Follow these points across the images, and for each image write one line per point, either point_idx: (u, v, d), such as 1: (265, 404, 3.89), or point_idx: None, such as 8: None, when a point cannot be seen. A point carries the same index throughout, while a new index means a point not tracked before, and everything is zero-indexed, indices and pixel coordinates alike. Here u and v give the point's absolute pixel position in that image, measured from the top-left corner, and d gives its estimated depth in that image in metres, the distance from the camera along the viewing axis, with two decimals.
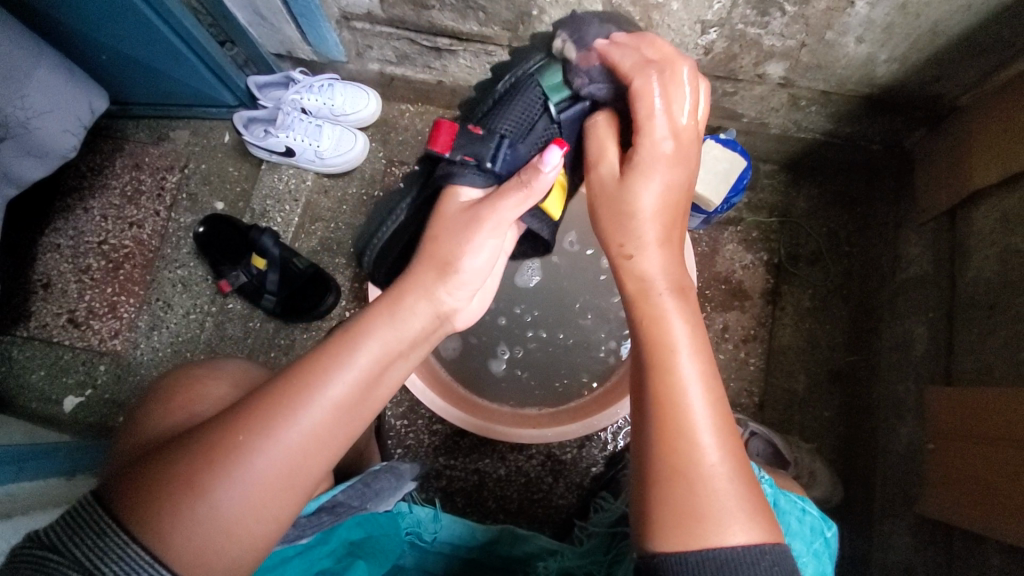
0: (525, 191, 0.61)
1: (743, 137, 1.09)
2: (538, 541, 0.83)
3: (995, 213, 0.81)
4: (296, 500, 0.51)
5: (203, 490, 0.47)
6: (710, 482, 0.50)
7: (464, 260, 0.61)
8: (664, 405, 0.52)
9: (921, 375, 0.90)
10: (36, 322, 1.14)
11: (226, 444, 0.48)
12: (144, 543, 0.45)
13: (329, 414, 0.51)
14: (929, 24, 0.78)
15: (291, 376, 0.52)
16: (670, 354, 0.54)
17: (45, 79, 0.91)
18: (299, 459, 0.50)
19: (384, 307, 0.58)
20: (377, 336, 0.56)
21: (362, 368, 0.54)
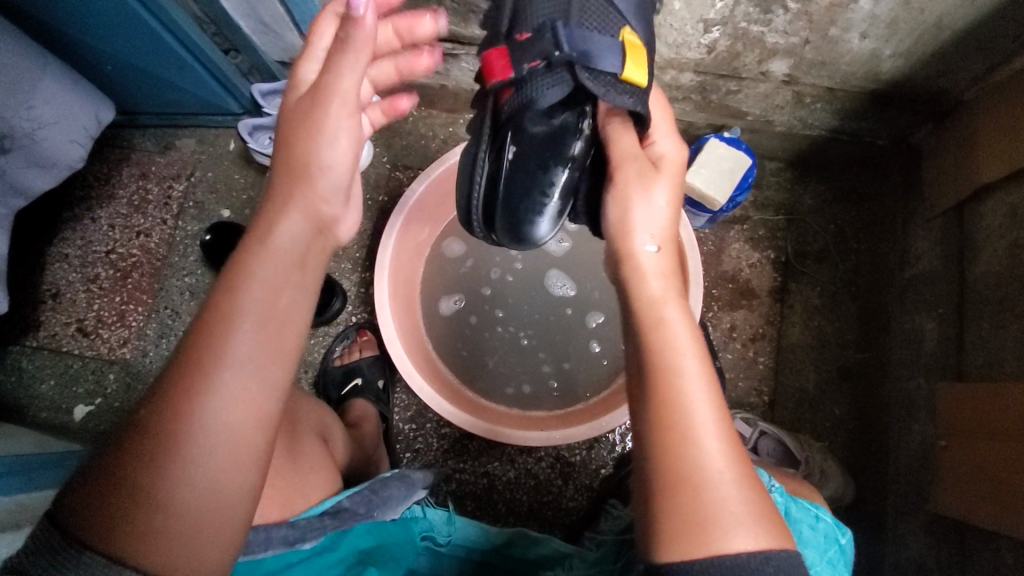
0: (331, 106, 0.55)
1: (748, 135, 1.09)
2: (553, 543, 0.83)
3: (1004, 206, 0.81)
4: (251, 468, 0.48)
5: (144, 489, 0.44)
6: (714, 486, 0.49)
7: (321, 156, 0.56)
8: (673, 410, 0.51)
9: (932, 372, 0.89)
10: (45, 332, 1.15)
11: (136, 420, 0.46)
12: (96, 550, 0.43)
13: (248, 363, 0.48)
14: (933, 19, 0.77)
15: (186, 355, 0.47)
16: (675, 353, 0.53)
17: (51, 90, 0.91)
18: (233, 419, 0.47)
19: (257, 244, 0.52)
20: (267, 269, 0.51)
21: (260, 310, 0.49)
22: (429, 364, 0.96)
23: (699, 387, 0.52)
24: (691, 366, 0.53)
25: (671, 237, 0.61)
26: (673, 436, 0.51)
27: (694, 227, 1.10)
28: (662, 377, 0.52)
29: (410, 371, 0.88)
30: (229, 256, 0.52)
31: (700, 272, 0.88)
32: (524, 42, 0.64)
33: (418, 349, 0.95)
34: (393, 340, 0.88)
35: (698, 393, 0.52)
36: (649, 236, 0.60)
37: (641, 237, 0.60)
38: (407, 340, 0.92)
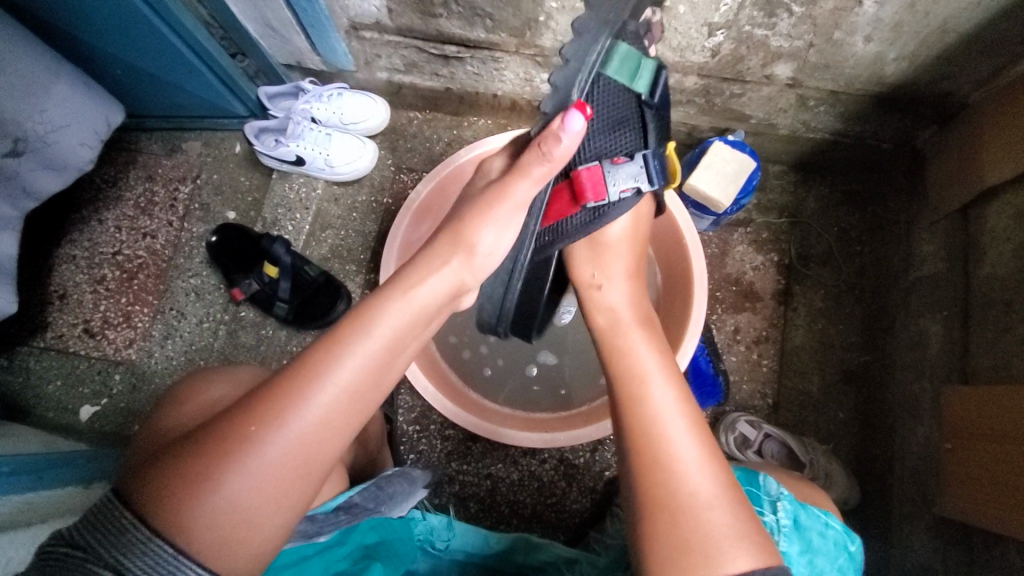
0: (548, 160, 0.68)
1: (751, 138, 1.09)
2: (553, 549, 0.81)
3: (1010, 209, 0.81)
4: (314, 484, 0.52)
5: (217, 486, 0.47)
6: (698, 507, 0.55)
7: (481, 237, 0.67)
8: (648, 438, 0.60)
9: (937, 374, 0.89)
10: (52, 332, 1.16)
11: (235, 430, 0.49)
12: (166, 537, 0.45)
13: (342, 399, 0.53)
14: (938, 22, 0.78)
15: (293, 374, 0.52)
16: (644, 383, 0.64)
17: (63, 94, 0.92)
18: (313, 442, 0.51)
19: (397, 290, 0.60)
20: (392, 322, 0.57)
21: (366, 351, 0.55)
22: (434, 362, 0.96)
23: (669, 411, 0.62)
24: (662, 399, 0.63)
25: (631, 250, 0.79)
26: (654, 459, 0.59)
27: (697, 229, 1.10)
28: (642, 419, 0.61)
29: (418, 378, 0.89)
30: (358, 301, 0.59)
31: (705, 276, 0.88)
32: (624, 165, 0.74)
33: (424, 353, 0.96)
34: None
35: (672, 422, 0.61)
36: (596, 278, 0.76)
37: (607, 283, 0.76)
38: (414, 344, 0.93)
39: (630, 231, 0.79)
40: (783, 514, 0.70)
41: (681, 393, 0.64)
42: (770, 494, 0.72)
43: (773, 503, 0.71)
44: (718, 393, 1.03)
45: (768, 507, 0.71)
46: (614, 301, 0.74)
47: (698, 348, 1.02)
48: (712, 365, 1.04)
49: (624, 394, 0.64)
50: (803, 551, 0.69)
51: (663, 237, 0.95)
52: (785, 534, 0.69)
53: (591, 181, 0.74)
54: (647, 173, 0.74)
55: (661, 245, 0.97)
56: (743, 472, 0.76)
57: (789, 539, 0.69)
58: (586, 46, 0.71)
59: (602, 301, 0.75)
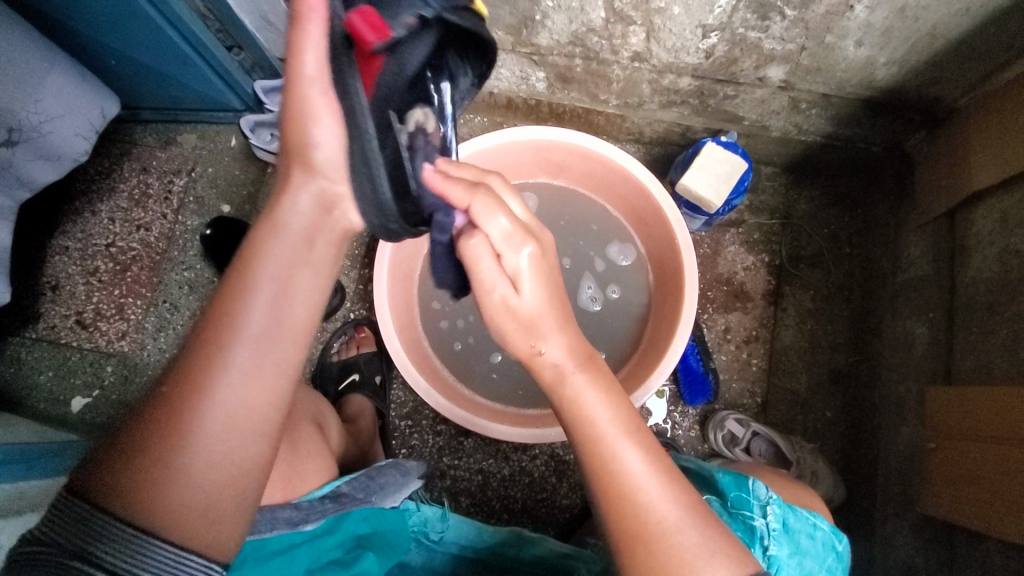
0: (313, 27, 0.49)
1: (744, 140, 1.10)
2: (548, 544, 0.82)
3: (995, 213, 0.82)
4: (257, 435, 0.51)
5: (160, 460, 0.47)
6: (669, 537, 0.53)
7: (316, 133, 0.52)
8: (613, 483, 0.55)
9: (922, 375, 0.91)
10: (44, 323, 1.15)
11: (157, 401, 0.49)
12: (123, 518, 0.45)
13: (251, 343, 0.50)
14: (928, 27, 0.79)
15: (195, 342, 0.50)
16: (598, 430, 0.56)
17: (59, 84, 0.92)
18: (243, 397, 0.50)
19: (268, 225, 0.54)
20: (276, 254, 0.53)
21: (269, 296, 0.52)
22: (427, 358, 0.97)
23: (626, 447, 0.56)
24: (619, 439, 0.56)
25: (553, 287, 0.57)
26: (623, 508, 0.54)
27: (690, 230, 1.11)
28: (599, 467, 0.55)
29: (408, 369, 0.89)
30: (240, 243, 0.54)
31: (695, 274, 0.89)
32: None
33: (416, 350, 0.96)
34: (393, 336, 0.90)
35: (632, 460, 0.55)
36: (534, 345, 0.56)
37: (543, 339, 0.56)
38: (405, 337, 0.94)
39: (542, 253, 0.56)
40: (773, 518, 0.70)
41: (633, 430, 0.57)
42: (759, 498, 0.71)
43: (762, 508, 0.70)
44: (708, 390, 1.05)
45: (757, 512, 0.70)
46: (558, 359, 0.56)
47: (689, 346, 1.04)
48: (702, 363, 1.05)
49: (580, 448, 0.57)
50: (792, 554, 0.69)
51: (655, 237, 0.96)
52: (776, 538, 0.69)
53: (369, 24, 0.49)
54: None
55: (654, 244, 0.97)
56: (731, 476, 0.75)
57: (779, 542, 0.69)
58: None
59: (549, 363, 0.57)
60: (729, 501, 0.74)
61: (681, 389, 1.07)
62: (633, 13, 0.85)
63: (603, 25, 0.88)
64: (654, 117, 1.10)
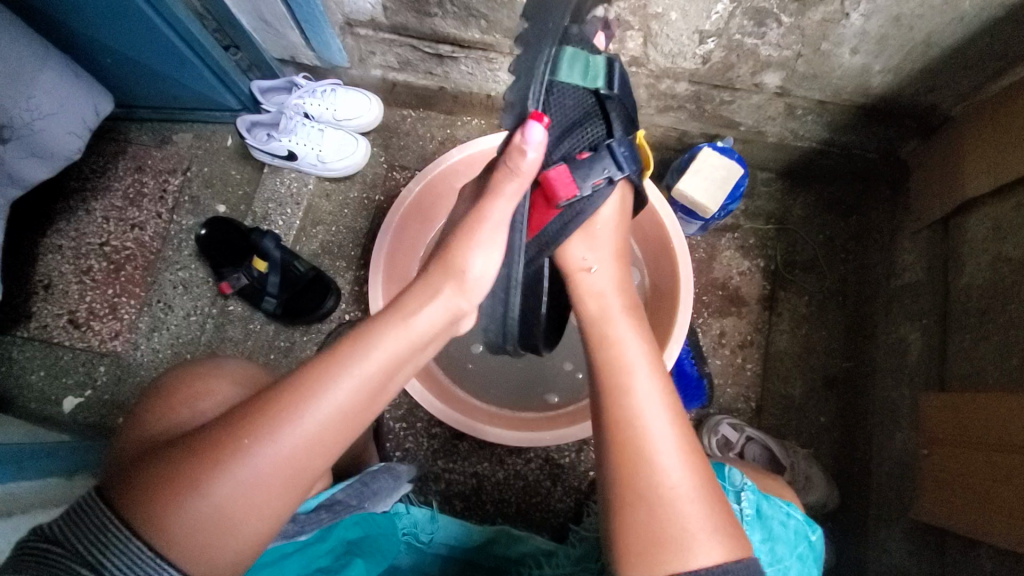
0: (516, 175, 0.64)
1: (740, 145, 1.11)
2: (533, 541, 0.84)
3: (988, 221, 0.83)
4: (302, 489, 0.52)
5: (202, 489, 0.47)
6: (672, 500, 0.56)
7: (472, 259, 0.62)
8: (628, 428, 0.60)
9: (915, 381, 0.91)
10: (36, 322, 1.15)
11: (221, 431, 0.49)
12: (144, 539, 0.46)
13: (335, 417, 0.52)
14: (922, 36, 0.79)
15: (291, 385, 0.51)
16: (628, 371, 0.63)
17: (52, 81, 0.92)
18: (304, 454, 0.51)
19: (393, 306, 0.58)
20: (391, 348, 0.55)
21: (369, 375, 0.53)
22: (422, 360, 0.97)
23: (652, 399, 0.61)
24: (645, 389, 0.62)
25: (616, 232, 0.76)
26: (632, 451, 0.58)
27: (685, 234, 1.12)
28: (619, 413, 0.61)
29: (408, 378, 0.90)
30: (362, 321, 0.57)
31: (691, 279, 0.89)
32: (586, 161, 0.71)
33: None
34: None
35: (653, 411, 0.60)
36: (584, 262, 0.73)
37: (591, 269, 0.73)
38: None
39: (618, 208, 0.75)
40: (747, 504, 0.72)
41: (664, 386, 0.63)
42: (734, 484, 0.73)
43: (737, 494, 0.72)
44: (703, 396, 1.05)
45: (731, 497, 0.72)
46: (600, 287, 0.71)
47: (684, 350, 1.04)
48: (696, 367, 1.06)
49: (606, 386, 0.63)
50: (763, 540, 0.71)
51: (654, 250, 0.96)
52: (748, 522, 0.71)
53: (562, 182, 0.70)
54: (615, 160, 0.72)
55: (652, 254, 0.97)
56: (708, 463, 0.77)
57: (752, 527, 0.71)
58: (533, 59, 0.68)
59: (589, 286, 0.72)
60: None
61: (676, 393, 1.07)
62: (630, 18, 0.85)
63: None
64: (650, 121, 1.11)
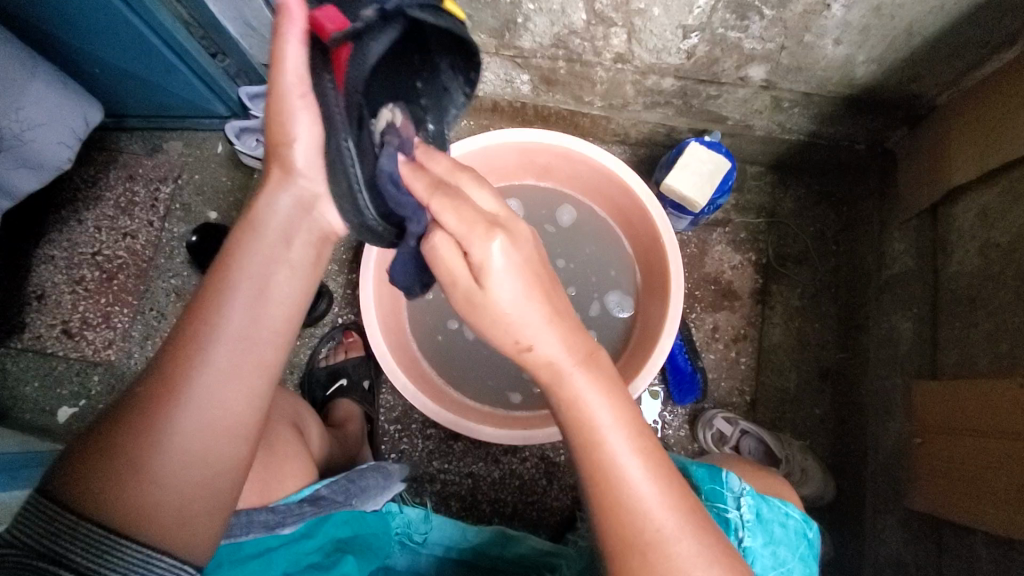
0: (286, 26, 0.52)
1: (729, 139, 1.11)
2: (530, 542, 0.81)
3: (975, 208, 0.83)
4: (239, 436, 0.53)
5: (136, 461, 0.49)
6: (661, 543, 0.51)
7: (293, 145, 0.56)
8: (609, 489, 0.52)
9: (908, 370, 0.91)
10: (30, 333, 1.15)
11: (130, 401, 0.51)
12: (95, 520, 0.47)
13: (225, 350, 0.52)
14: (904, 25, 0.80)
15: (173, 346, 0.52)
16: (594, 431, 0.52)
17: (39, 92, 0.92)
18: (217, 401, 0.52)
19: (248, 230, 0.57)
20: (252, 267, 0.55)
21: (246, 301, 0.54)
22: (414, 360, 0.97)
23: (622, 446, 0.52)
24: (617, 445, 0.52)
25: (535, 272, 0.50)
26: (617, 508, 0.52)
27: (676, 230, 1.12)
28: (599, 478, 0.52)
29: (395, 371, 0.90)
30: (215, 256, 0.56)
31: (681, 273, 0.89)
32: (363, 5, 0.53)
33: (405, 353, 0.96)
34: (379, 339, 0.90)
35: (630, 464, 0.52)
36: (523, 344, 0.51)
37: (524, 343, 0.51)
38: (391, 337, 0.94)
39: (515, 243, 0.49)
40: (747, 510, 0.70)
41: (633, 434, 0.53)
42: (733, 490, 0.71)
43: (736, 500, 0.70)
44: (696, 389, 1.05)
45: (731, 503, 0.70)
46: (550, 353, 0.51)
47: (677, 345, 1.03)
48: (690, 361, 1.05)
49: (575, 447, 0.53)
50: (765, 544, 0.69)
51: (646, 247, 0.96)
52: (750, 529, 0.69)
53: (328, 18, 0.51)
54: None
55: (642, 249, 0.97)
56: (704, 467, 0.74)
57: (753, 533, 0.69)
58: None
59: (541, 359, 0.52)
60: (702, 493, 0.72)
61: (670, 388, 1.07)
62: (613, 15, 0.85)
63: (584, 27, 0.89)
64: (638, 118, 1.11)
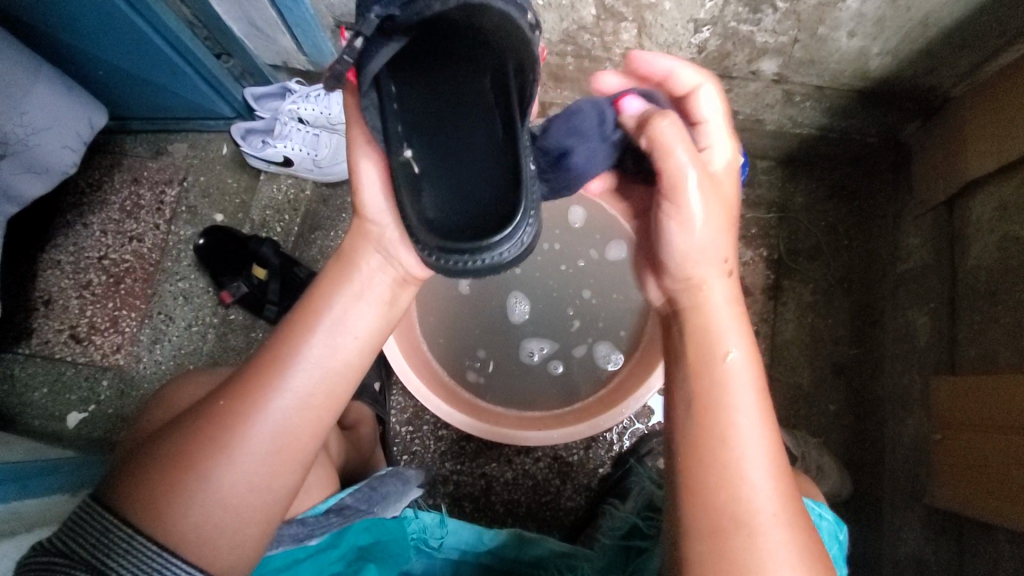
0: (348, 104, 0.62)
1: (739, 134, 1.10)
2: (547, 543, 0.80)
3: (994, 201, 0.82)
4: (301, 467, 0.55)
5: (203, 480, 0.51)
6: (754, 530, 0.49)
7: (366, 199, 0.63)
8: (715, 438, 0.52)
9: (926, 366, 0.90)
10: (38, 339, 1.14)
11: (205, 416, 0.53)
12: (148, 534, 0.49)
13: (313, 377, 0.56)
14: (920, 16, 0.78)
15: (259, 368, 0.55)
16: (726, 386, 0.53)
17: (43, 95, 0.91)
18: (292, 425, 0.54)
19: (338, 267, 0.62)
20: (338, 303, 0.59)
21: (328, 330, 0.57)
22: (424, 357, 0.98)
23: (746, 409, 0.53)
24: (744, 402, 0.53)
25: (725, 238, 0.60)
26: (721, 471, 0.51)
27: None
28: (709, 431, 0.52)
29: (406, 371, 0.89)
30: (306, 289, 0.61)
31: None
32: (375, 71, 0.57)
33: (415, 351, 0.96)
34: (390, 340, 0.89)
35: (748, 432, 0.52)
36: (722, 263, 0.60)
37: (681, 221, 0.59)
38: (405, 337, 0.93)
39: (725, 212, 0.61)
40: None
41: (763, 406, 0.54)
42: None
43: None
44: None
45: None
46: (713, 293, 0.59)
47: None
48: None
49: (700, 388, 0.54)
50: None
51: None
52: None
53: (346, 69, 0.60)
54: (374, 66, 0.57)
55: None
56: None
57: None
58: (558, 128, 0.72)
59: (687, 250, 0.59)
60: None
61: None
62: (624, 9, 0.84)
63: (594, 22, 0.88)
64: None
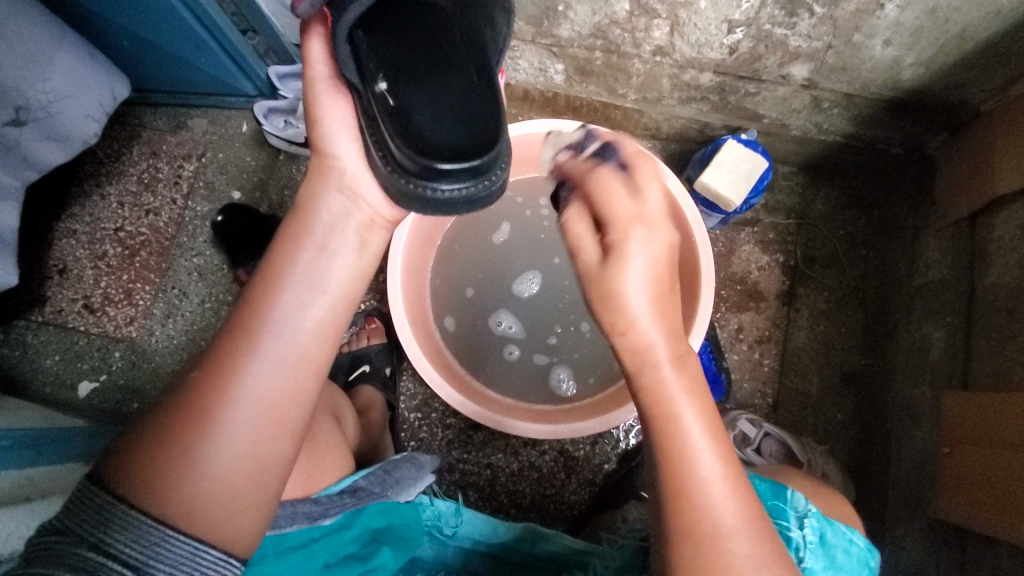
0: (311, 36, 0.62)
1: (763, 138, 1.09)
2: (562, 540, 0.80)
3: (1016, 220, 0.82)
4: (288, 435, 0.54)
5: (191, 451, 0.50)
6: (727, 551, 0.51)
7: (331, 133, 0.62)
8: (682, 468, 0.51)
9: (938, 380, 0.90)
10: (51, 307, 1.14)
11: (187, 386, 0.52)
12: (144, 509, 0.48)
13: (287, 338, 0.54)
14: (956, 29, 0.78)
15: (233, 332, 0.54)
16: (676, 415, 0.52)
17: (68, 64, 0.91)
18: (272, 389, 0.53)
19: (298, 221, 0.60)
20: (303, 255, 0.57)
21: (301, 290, 0.56)
22: (436, 346, 0.97)
23: (699, 433, 0.52)
24: (693, 427, 0.52)
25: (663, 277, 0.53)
26: (691, 499, 0.51)
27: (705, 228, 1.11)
28: (678, 466, 0.51)
29: (422, 361, 0.89)
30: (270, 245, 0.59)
31: (713, 275, 0.86)
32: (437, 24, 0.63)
33: (428, 340, 0.95)
34: (405, 328, 0.89)
35: (709, 459, 0.52)
36: (631, 327, 0.52)
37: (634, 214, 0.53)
38: (418, 324, 0.94)
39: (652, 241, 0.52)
40: (810, 530, 0.69)
41: (710, 420, 0.53)
42: (797, 509, 0.71)
43: (800, 519, 0.70)
44: (720, 390, 1.05)
45: (794, 523, 0.70)
46: (648, 333, 0.52)
47: (703, 347, 1.03)
48: (715, 362, 1.04)
49: (657, 424, 0.52)
50: (826, 567, 0.69)
51: None
52: (811, 550, 0.69)
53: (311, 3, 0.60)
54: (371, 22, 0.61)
55: None
56: (768, 483, 0.74)
57: (815, 555, 0.69)
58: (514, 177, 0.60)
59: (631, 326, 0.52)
60: (763, 508, 0.73)
61: None
62: (658, 6, 0.83)
63: (627, 17, 0.87)
64: (672, 113, 1.09)
